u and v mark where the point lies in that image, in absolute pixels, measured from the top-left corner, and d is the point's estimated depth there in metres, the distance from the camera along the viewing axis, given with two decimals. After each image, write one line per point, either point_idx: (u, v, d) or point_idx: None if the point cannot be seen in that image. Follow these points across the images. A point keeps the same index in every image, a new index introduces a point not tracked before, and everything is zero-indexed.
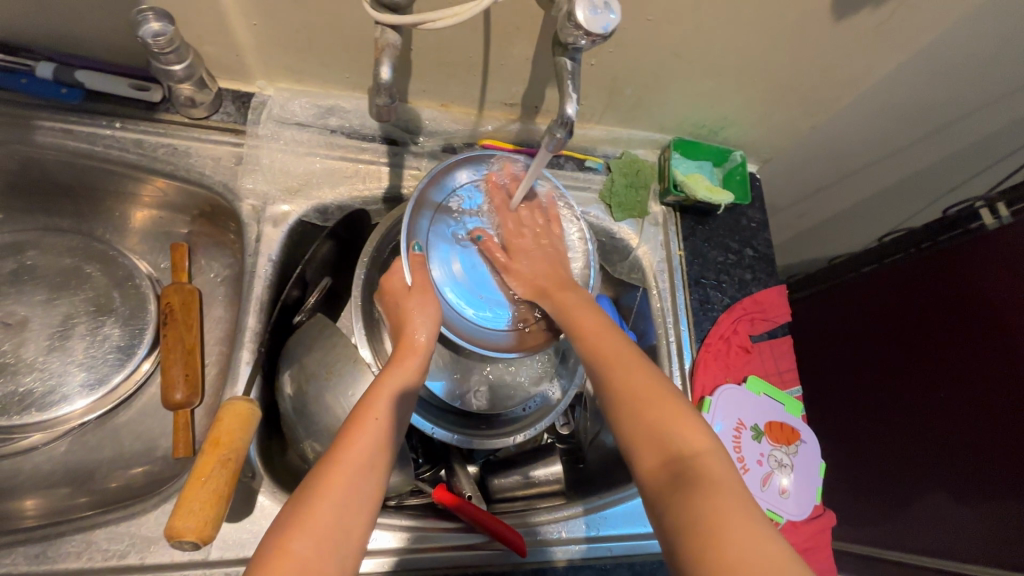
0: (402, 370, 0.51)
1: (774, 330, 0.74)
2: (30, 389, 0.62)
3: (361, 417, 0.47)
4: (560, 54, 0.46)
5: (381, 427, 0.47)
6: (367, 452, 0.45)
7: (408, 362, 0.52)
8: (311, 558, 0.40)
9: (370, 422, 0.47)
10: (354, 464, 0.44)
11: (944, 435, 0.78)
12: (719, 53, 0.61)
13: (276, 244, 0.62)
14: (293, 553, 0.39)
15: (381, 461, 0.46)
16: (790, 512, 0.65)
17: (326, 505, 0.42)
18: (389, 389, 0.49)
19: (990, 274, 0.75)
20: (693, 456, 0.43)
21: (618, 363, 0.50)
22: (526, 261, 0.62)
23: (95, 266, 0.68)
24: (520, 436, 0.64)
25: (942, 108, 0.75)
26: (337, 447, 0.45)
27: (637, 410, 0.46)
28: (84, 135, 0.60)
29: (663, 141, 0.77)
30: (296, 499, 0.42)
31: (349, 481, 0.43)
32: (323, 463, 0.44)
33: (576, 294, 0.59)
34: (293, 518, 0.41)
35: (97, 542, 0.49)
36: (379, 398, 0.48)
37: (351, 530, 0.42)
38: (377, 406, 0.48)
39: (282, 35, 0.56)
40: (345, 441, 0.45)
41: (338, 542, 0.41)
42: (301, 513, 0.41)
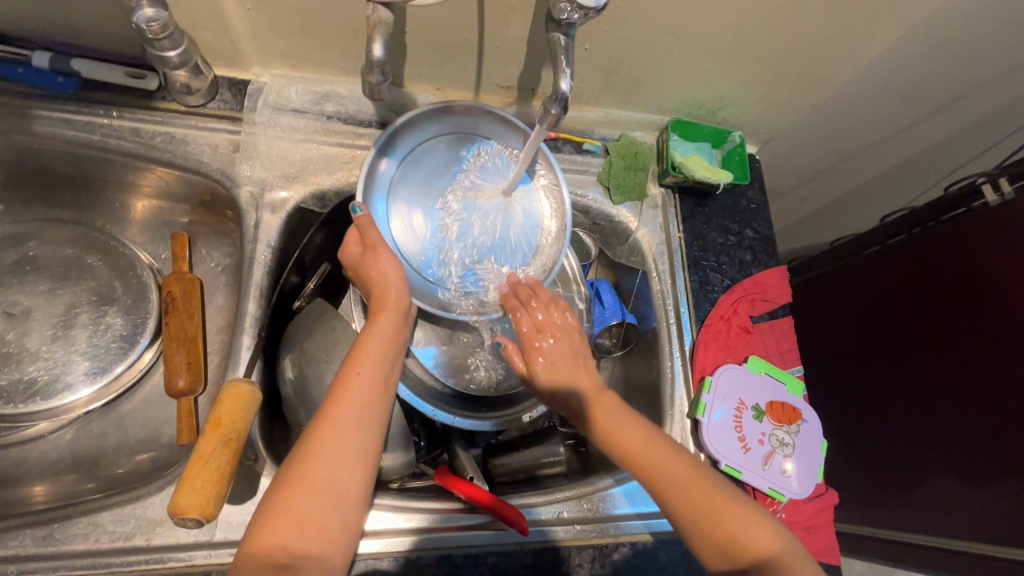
0: (378, 330, 0.51)
1: (775, 311, 0.73)
2: (34, 378, 0.63)
3: (344, 378, 0.47)
4: (553, 31, 0.45)
5: (364, 384, 0.47)
6: (353, 408, 0.45)
7: (381, 322, 0.51)
8: (309, 517, 0.41)
9: (351, 383, 0.46)
10: (345, 419, 0.44)
11: (942, 412, 0.79)
12: (715, 31, 0.60)
13: (275, 230, 0.62)
14: (292, 510, 0.40)
15: (373, 420, 0.46)
16: (793, 490, 0.65)
17: (316, 464, 0.42)
18: (371, 349, 0.49)
19: (999, 251, 0.74)
20: (769, 556, 0.44)
21: (676, 473, 0.48)
22: (550, 353, 0.57)
23: (97, 256, 0.68)
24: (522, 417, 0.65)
25: (943, 85, 0.74)
26: (323, 411, 0.45)
27: (703, 522, 0.46)
28: (82, 124, 0.60)
29: (661, 122, 0.76)
30: (292, 458, 0.43)
31: (337, 440, 0.43)
32: (314, 422, 0.44)
33: (609, 401, 0.54)
34: (288, 476, 0.42)
35: (102, 524, 0.49)
36: (359, 357, 0.48)
37: (342, 491, 0.42)
38: (359, 366, 0.48)
39: (276, 20, 0.56)
40: (331, 404, 0.45)
41: (335, 500, 0.42)
42: (294, 474, 0.42)
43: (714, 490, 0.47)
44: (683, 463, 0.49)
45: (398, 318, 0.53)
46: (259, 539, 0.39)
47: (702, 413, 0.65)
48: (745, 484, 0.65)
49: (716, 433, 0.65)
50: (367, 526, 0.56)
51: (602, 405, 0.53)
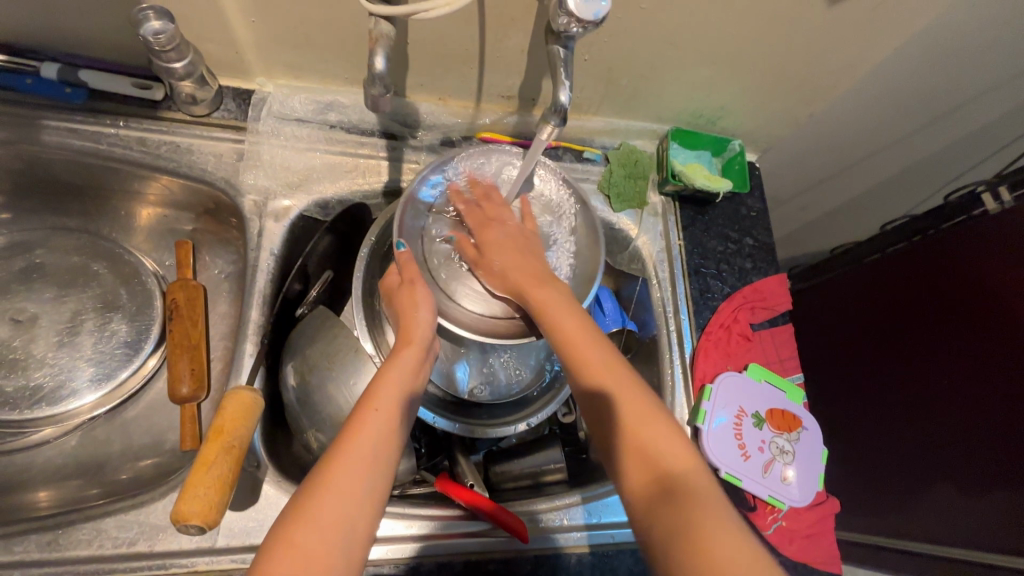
0: (399, 362, 0.51)
1: (775, 319, 0.74)
2: (40, 384, 0.64)
3: (363, 412, 0.46)
4: (552, 43, 0.46)
5: (382, 419, 0.46)
6: (371, 440, 0.45)
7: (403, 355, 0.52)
8: (315, 552, 0.39)
9: (370, 414, 0.46)
10: (361, 451, 0.44)
11: (942, 420, 0.79)
12: (714, 41, 0.61)
13: (278, 238, 0.63)
14: (299, 543, 0.39)
15: (387, 455, 0.45)
16: (793, 497, 0.65)
17: (330, 497, 0.41)
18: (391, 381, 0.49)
19: (1000, 259, 0.74)
20: (684, 476, 0.43)
21: (606, 374, 0.48)
22: (503, 255, 0.57)
23: (103, 264, 0.69)
24: (522, 425, 0.64)
25: (942, 94, 0.75)
26: (340, 443, 0.44)
27: (630, 432, 0.45)
28: (89, 133, 0.61)
29: (661, 131, 0.77)
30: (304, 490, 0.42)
31: (351, 474, 0.43)
32: (329, 453, 0.44)
33: (556, 290, 0.53)
34: (299, 508, 0.41)
35: (106, 530, 0.50)
36: (380, 390, 0.48)
37: (352, 527, 0.41)
38: (379, 400, 0.48)
39: (280, 31, 0.57)
40: (347, 434, 0.45)
41: (344, 535, 0.41)
42: (307, 505, 0.41)
43: (648, 409, 0.46)
44: (615, 366, 0.49)
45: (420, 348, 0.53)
46: (265, 570, 0.38)
47: (702, 421, 0.65)
48: (745, 492, 0.65)
49: (716, 440, 0.65)
50: None
51: (550, 290, 0.53)
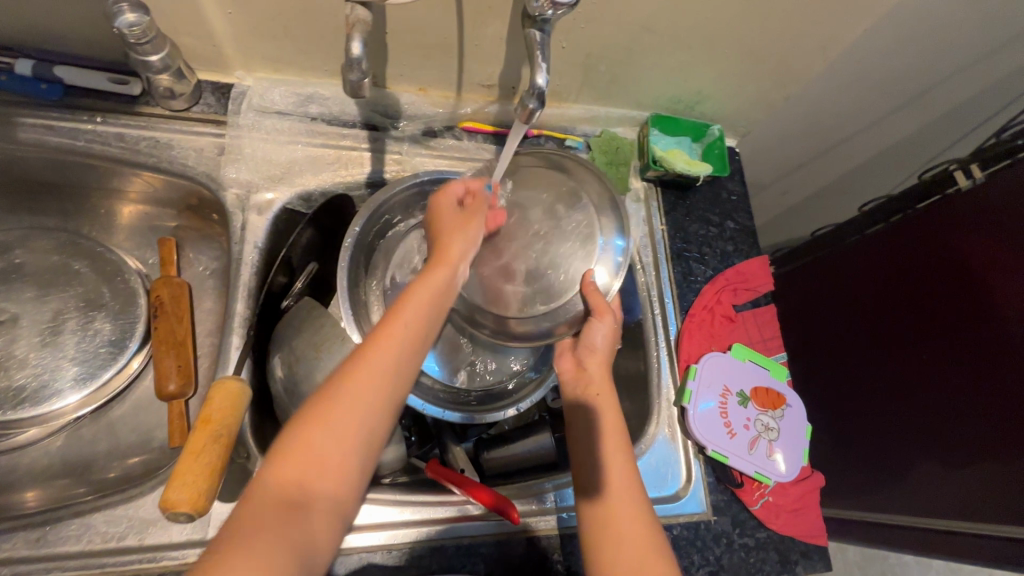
0: (431, 277, 0.49)
1: (757, 300, 0.75)
2: (23, 385, 0.63)
3: (391, 320, 0.46)
4: (528, 27, 0.46)
5: (407, 339, 0.45)
6: (387, 367, 0.44)
7: (438, 270, 0.49)
8: (326, 463, 0.40)
9: (396, 328, 0.45)
10: (378, 371, 0.43)
11: (923, 398, 0.81)
12: (689, 26, 0.62)
13: (262, 231, 0.63)
14: (311, 451, 0.40)
15: (401, 378, 0.45)
16: (779, 473, 0.66)
17: (344, 408, 0.41)
18: (420, 299, 0.47)
19: (976, 236, 0.76)
20: None
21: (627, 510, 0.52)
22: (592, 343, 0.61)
23: (84, 263, 0.68)
24: (514, 409, 0.64)
25: (914, 75, 0.76)
26: (359, 351, 0.44)
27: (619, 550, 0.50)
28: (66, 130, 0.60)
29: (641, 118, 0.78)
30: (322, 391, 0.42)
31: (369, 389, 0.43)
32: (349, 361, 0.43)
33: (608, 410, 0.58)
34: (314, 411, 0.41)
35: (95, 526, 0.49)
36: (407, 308, 0.46)
37: (361, 454, 0.42)
38: (406, 310, 0.46)
39: (257, 22, 0.57)
40: (369, 344, 0.44)
41: (354, 453, 0.41)
42: (319, 411, 0.41)
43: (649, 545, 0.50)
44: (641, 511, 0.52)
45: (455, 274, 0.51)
46: (275, 469, 0.39)
47: (688, 401, 0.67)
48: (733, 469, 0.66)
49: (702, 420, 0.66)
50: (361, 521, 0.56)
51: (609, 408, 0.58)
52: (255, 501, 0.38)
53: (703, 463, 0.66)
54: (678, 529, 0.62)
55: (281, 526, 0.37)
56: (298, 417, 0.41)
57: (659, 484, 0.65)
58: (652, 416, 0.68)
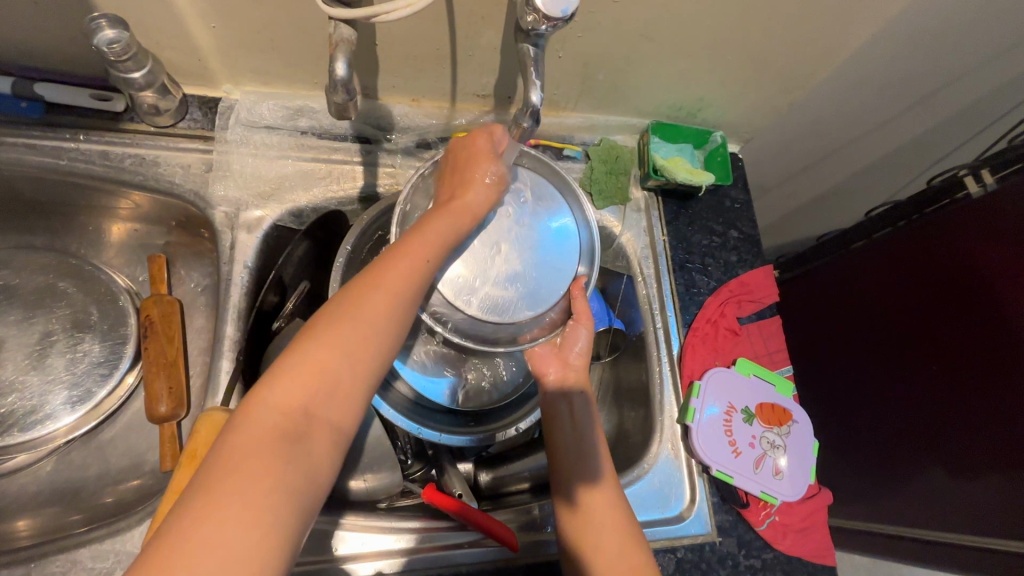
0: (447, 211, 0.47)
1: (761, 312, 0.73)
2: (11, 410, 0.62)
3: (406, 258, 0.44)
4: (521, 41, 0.44)
5: (416, 278, 0.44)
6: (393, 306, 0.42)
7: (456, 210, 0.47)
8: (324, 392, 0.39)
9: (408, 265, 0.44)
10: (383, 308, 0.42)
11: (930, 411, 0.80)
12: (690, 33, 0.59)
13: (252, 250, 0.61)
14: (310, 379, 0.38)
15: (405, 317, 0.44)
16: (785, 493, 0.65)
17: (348, 340, 0.40)
18: (433, 236, 0.45)
19: (984, 243, 0.73)
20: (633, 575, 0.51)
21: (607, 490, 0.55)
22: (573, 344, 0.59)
23: (72, 283, 0.67)
24: (522, 424, 0.62)
25: (922, 79, 0.74)
26: (367, 286, 0.42)
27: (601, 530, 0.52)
28: (48, 148, 0.58)
29: (641, 125, 0.75)
30: (326, 321, 0.41)
31: (374, 325, 0.42)
32: (358, 295, 0.42)
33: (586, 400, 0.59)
34: (315, 341, 0.40)
35: (82, 561, 0.48)
36: (423, 244, 0.45)
37: (364, 389, 0.41)
38: (421, 250, 0.45)
39: (242, 36, 0.55)
40: (379, 280, 0.43)
41: (353, 387, 0.40)
42: (322, 340, 0.40)
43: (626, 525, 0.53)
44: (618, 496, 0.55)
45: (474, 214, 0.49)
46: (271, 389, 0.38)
47: (692, 419, 0.65)
48: (737, 488, 0.64)
49: (706, 438, 0.65)
50: (356, 550, 0.55)
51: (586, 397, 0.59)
52: (261, 423, 0.37)
53: (707, 482, 0.65)
54: (683, 553, 0.61)
55: (287, 450, 0.36)
56: (304, 344, 0.40)
57: (662, 505, 0.63)
58: (655, 434, 0.67)
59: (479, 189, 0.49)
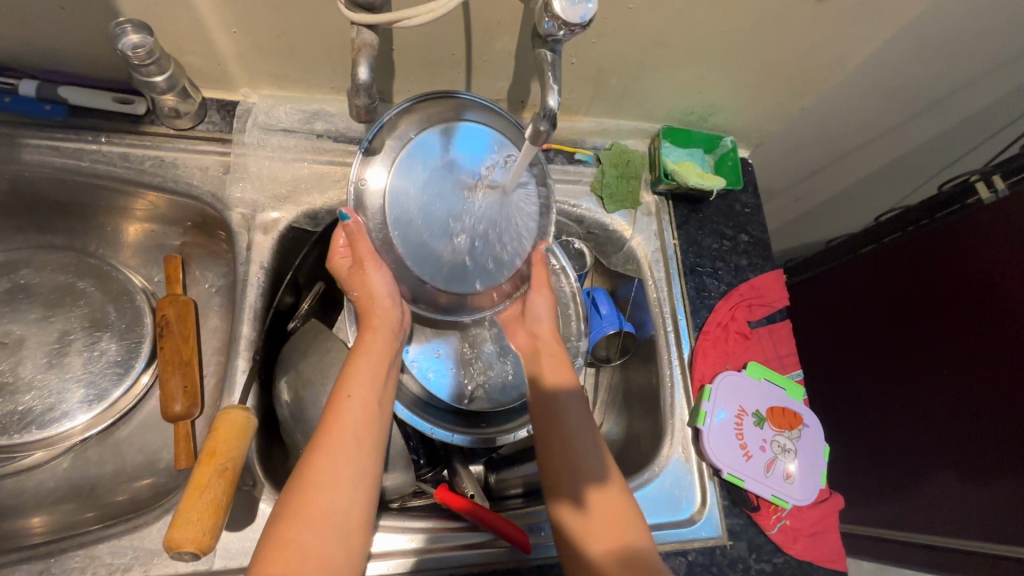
0: (370, 347, 0.51)
1: (772, 316, 0.73)
2: (29, 408, 0.63)
3: (339, 405, 0.46)
4: (539, 47, 0.45)
5: (358, 406, 0.47)
6: (347, 432, 0.45)
7: (370, 339, 0.51)
8: (313, 545, 0.40)
9: (346, 403, 0.46)
10: (342, 441, 0.44)
11: (949, 414, 0.78)
12: (703, 38, 0.60)
13: (267, 251, 0.62)
14: (296, 539, 0.39)
15: (369, 441, 0.46)
16: (796, 497, 0.65)
17: (320, 487, 0.42)
18: (363, 371, 0.49)
19: (996, 249, 0.73)
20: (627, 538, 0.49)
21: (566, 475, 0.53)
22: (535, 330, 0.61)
23: (89, 282, 0.68)
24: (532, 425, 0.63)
25: (933, 85, 0.74)
26: (319, 435, 0.45)
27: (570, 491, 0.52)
28: (70, 151, 0.60)
29: (652, 130, 0.76)
30: (294, 481, 0.42)
31: (339, 465, 0.43)
32: (312, 446, 0.44)
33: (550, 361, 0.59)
34: (290, 503, 0.41)
35: (100, 557, 0.49)
36: (353, 378, 0.48)
37: (348, 524, 0.42)
38: (349, 386, 0.48)
39: (263, 40, 0.56)
40: (325, 427, 0.45)
41: (337, 526, 0.41)
42: (298, 500, 0.41)
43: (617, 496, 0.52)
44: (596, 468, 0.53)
45: (389, 340, 0.53)
46: (265, 566, 0.38)
47: (703, 422, 0.65)
48: (748, 492, 0.64)
49: (717, 440, 0.65)
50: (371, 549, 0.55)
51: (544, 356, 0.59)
52: None
53: (718, 485, 0.65)
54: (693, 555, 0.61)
55: None
56: (280, 513, 0.41)
57: (673, 508, 0.63)
58: (665, 438, 0.66)
59: (385, 312, 0.53)
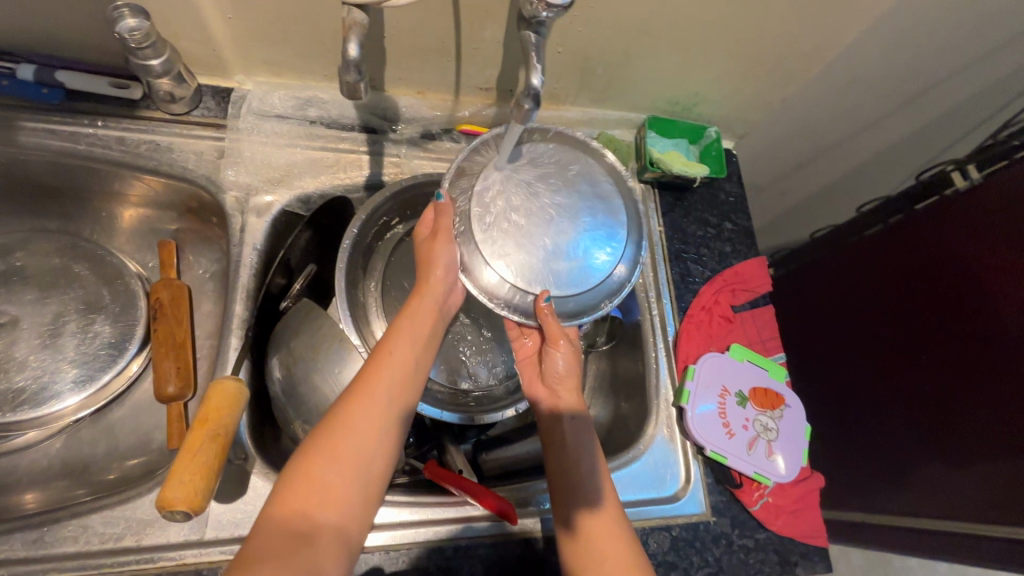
0: (415, 311, 0.52)
1: (755, 300, 0.75)
2: (22, 387, 0.63)
3: (380, 359, 0.48)
4: (525, 29, 0.47)
5: (397, 366, 0.48)
6: (383, 386, 0.47)
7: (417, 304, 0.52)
8: (331, 485, 0.41)
9: (386, 358, 0.48)
10: (377, 392, 0.46)
11: (945, 397, 0.78)
12: (684, 28, 0.62)
13: (261, 234, 0.63)
14: (318, 475, 0.41)
15: (401, 398, 0.47)
16: (778, 474, 0.66)
17: (348, 432, 0.43)
18: (404, 333, 0.50)
19: (977, 238, 0.75)
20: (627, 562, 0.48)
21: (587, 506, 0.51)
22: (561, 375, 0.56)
23: (84, 265, 0.69)
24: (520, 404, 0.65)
25: (909, 78, 0.77)
26: (357, 384, 0.46)
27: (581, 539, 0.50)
28: (67, 134, 0.61)
29: (638, 120, 0.78)
30: (327, 419, 0.44)
31: (368, 414, 0.45)
32: (347, 392, 0.46)
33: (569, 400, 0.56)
34: (317, 440, 0.43)
35: (92, 526, 0.50)
36: (396, 338, 0.50)
37: (368, 475, 0.43)
38: (392, 344, 0.49)
39: (257, 27, 0.57)
40: (364, 378, 0.47)
41: (357, 474, 0.43)
42: (325, 437, 0.43)
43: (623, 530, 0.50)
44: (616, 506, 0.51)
45: (433, 309, 0.53)
46: (283, 496, 0.40)
47: (686, 401, 0.66)
48: (731, 469, 0.66)
49: (700, 418, 0.66)
50: None
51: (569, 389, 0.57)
52: (262, 537, 0.38)
53: (702, 463, 0.66)
54: (678, 531, 0.62)
55: (288, 555, 0.38)
56: (306, 445, 0.43)
57: (657, 486, 0.65)
58: (650, 417, 0.68)
59: (439, 281, 0.52)
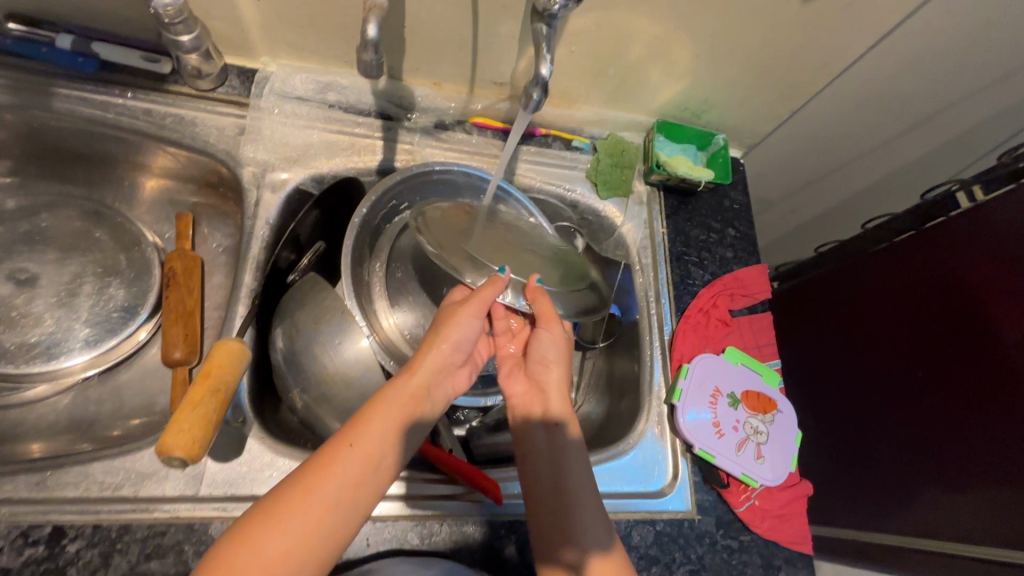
0: (414, 375, 0.53)
1: (754, 306, 0.76)
2: (37, 342, 0.66)
3: (365, 424, 0.48)
4: (537, 22, 0.49)
5: (380, 436, 0.48)
6: (362, 455, 0.47)
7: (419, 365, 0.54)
8: (285, 550, 0.41)
9: (369, 427, 0.48)
10: (355, 460, 0.46)
11: (946, 413, 0.76)
12: (696, 34, 0.64)
13: (274, 209, 0.66)
14: (267, 540, 0.41)
15: (378, 474, 0.47)
16: (766, 477, 0.66)
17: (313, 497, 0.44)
18: (397, 400, 0.51)
19: (983, 256, 0.75)
20: None
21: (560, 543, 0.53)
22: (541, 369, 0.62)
23: (104, 231, 0.71)
24: None
25: (919, 97, 0.77)
26: (337, 446, 0.47)
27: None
28: (98, 102, 0.64)
29: (648, 124, 0.80)
30: (302, 473, 0.45)
31: (338, 480, 0.45)
32: (328, 449, 0.47)
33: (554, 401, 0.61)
34: (284, 496, 0.43)
35: (93, 474, 0.52)
36: (386, 404, 0.50)
37: (328, 543, 0.43)
38: (381, 411, 0.50)
39: (284, 10, 0.60)
40: (344, 441, 0.47)
41: (316, 539, 0.43)
42: (293, 496, 0.43)
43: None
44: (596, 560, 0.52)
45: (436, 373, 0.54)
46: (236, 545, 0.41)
47: (678, 398, 0.67)
48: (719, 469, 0.66)
49: (691, 416, 0.67)
50: None
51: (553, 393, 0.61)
52: None
53: (690, 462, 0.67)
54: (661, 525, 0.62)
55: None
56: (275, 497, 0.44)
57: (644, 481, 0.65)
58: (641, 413, 0.69)
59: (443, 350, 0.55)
